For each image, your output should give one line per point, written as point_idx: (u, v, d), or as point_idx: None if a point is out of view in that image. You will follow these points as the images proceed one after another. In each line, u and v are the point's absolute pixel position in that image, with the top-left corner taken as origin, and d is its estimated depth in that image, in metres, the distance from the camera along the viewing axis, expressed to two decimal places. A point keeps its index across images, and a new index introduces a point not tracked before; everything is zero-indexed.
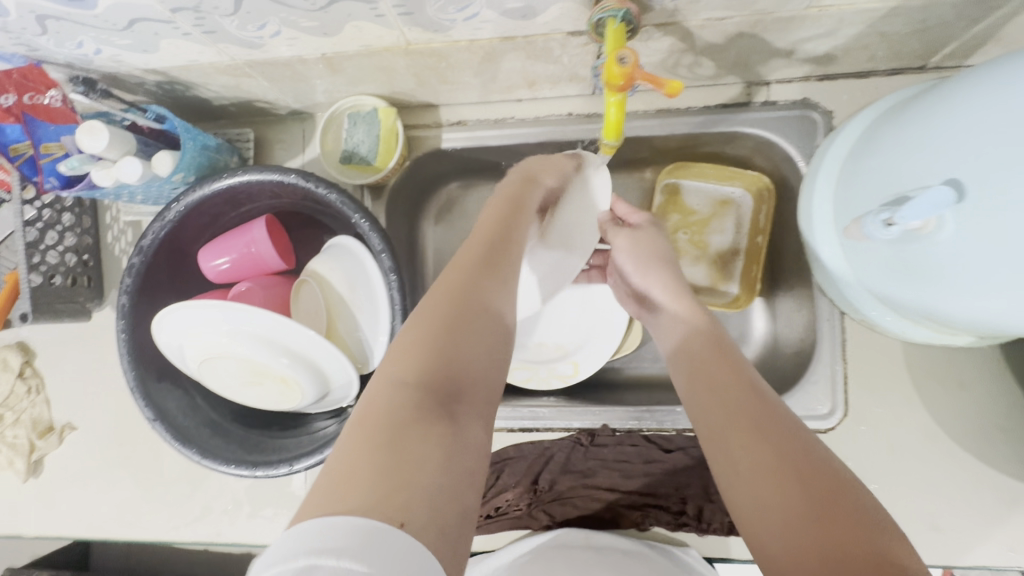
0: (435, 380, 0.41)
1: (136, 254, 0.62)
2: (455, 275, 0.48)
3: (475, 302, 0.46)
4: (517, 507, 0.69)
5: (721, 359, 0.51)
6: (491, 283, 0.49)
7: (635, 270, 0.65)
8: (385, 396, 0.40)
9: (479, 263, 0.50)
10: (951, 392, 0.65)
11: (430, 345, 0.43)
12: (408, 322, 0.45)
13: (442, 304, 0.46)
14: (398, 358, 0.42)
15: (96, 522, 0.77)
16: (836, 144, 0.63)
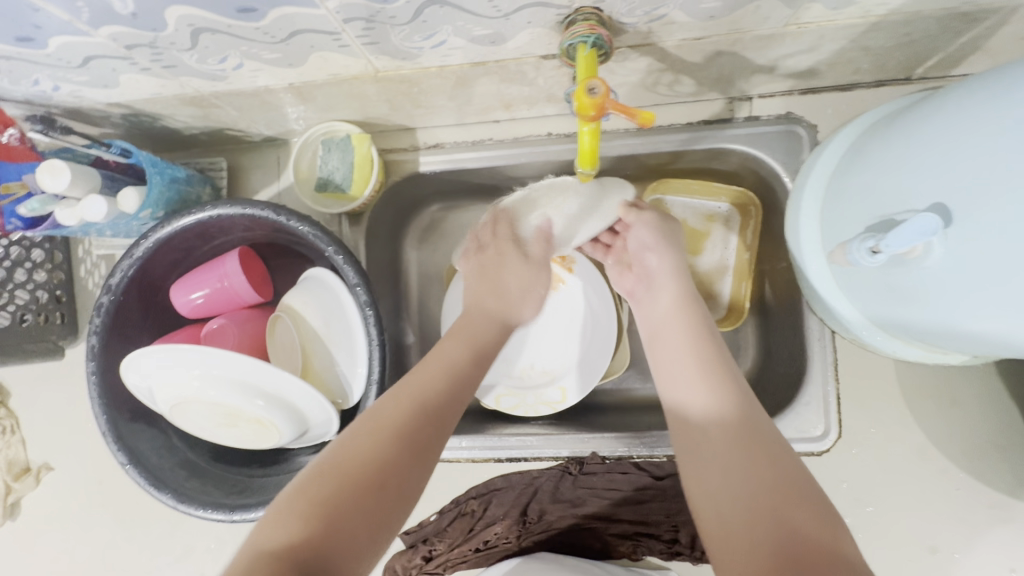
0: (305, 554, 0.40)
1: (105, 293, 0.60)
2: (369, 438, 0.48)
3: (381, 477, 0.46)
4: (507, 539, 0.68)
5: (705, 380, 0.52)
6: (415, 447, 0.49)
7: (654, 249, 0.64)
8: (247, 563, 0.40)
9: (399, 431, 0.49)
10: (946, 410, 0.63)
11: (333, 493, 0.44)
12: (305, 479, 0.46)
13: (348, 474, 0.45)
14: (273, 523, 0.42)
15: (76, 564, 0.75)
16: (821, 160, 0.61)
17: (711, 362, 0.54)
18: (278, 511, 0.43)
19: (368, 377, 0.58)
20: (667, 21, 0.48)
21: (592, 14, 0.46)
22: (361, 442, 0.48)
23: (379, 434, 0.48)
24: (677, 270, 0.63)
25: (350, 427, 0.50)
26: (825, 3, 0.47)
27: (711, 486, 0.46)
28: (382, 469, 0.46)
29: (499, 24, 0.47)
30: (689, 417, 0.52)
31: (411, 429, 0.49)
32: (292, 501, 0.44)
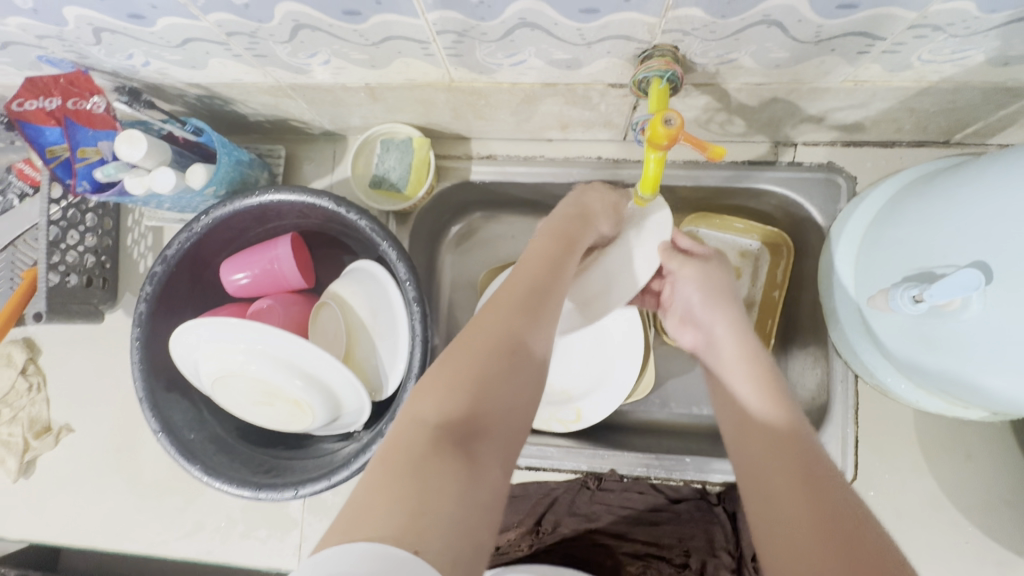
0: (461, 420, 0.42)
1: (159, 263, 0.62)
2: (484, 338, 0.47)
3: (507, 372, 0.46)
4: (519, 548, 0.68)
5: (758, 388, 0.54)
6: (512, 348, 0.47)
7: (698, 301, 0.64)
8: (412, 430, 0.41)
9: (512, 330, 0.49)
10: (960, 463, 0.65)
11: (465, 375, 0.45)
12: (432, 369, 0.46)
13: (472, 364, 0.45)
14: (424, 398, 0.43)
15: (84, 528, 0.75)
16: (860, 210, 0.64)
17: (762, 375, 0.55)
18: (426, 388, 0.44)
19: (406, 369, 0.60)
20: (735, 65, 0.52)
21: (669, 51, 0.49)
22: (469, 343, 0.47)
23: (483, 334, 0.48)
24: (733, 327, 0.61)
25: (461, 335, 0.49)
26: (884, 65, 0.50)
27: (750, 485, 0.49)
28: (512, 360, 0.47)
29: (580, 51, 0.50)
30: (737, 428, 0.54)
31: (515, 323, 0.49)
32: (428, 384, 0.45)
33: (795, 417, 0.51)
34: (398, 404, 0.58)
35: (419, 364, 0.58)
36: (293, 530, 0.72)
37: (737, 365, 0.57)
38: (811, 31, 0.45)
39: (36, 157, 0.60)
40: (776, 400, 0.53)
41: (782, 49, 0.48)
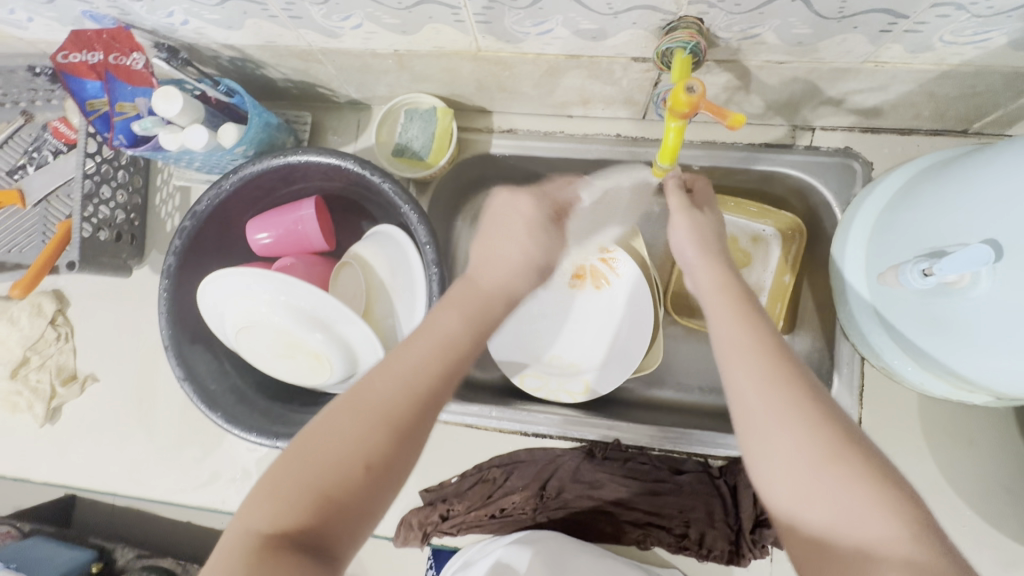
0: (301, 534, 0.38)
1: (189, 218, 0.64)
2: (357, 428, 0.42)
3: (375, 472, 0.41)
4: (523, 511, 0.70)
5: (829, 453, 0.38)
6: (407, 425, 0.43)
7: (693, 253, 0.58)
8: (247, 543, 0.37)
9: (392, 419, 0.42)
10: (962, 449, 0.66)
11: (319, 478, 0.40)
12: (284, 459, 0.41)
13: (325, 466, 0.40)
14: (262, 502, 0.39)
15: (105, 474, 0.78)
16: (875, 194, 0.65)
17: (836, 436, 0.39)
18: (267, 489, 0.40)
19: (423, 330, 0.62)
20: (758, 41, 0.53)
21: (693, 23, 0.50)
22: (349, 430, 0.41)
23: (366, 422, 0.42)
24: (722, 279, 0.53)
25: (327, 410, 0.43)
26: (906, 45, 0.51)
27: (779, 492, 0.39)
28: (377, 453, 0.41)
29: (606, 20, 0.51)
30: (752, 415, 0.42)
31: (399, 413, 0.43)
32: (281, 481, 0.40)
33: (902, 524, 0.35)
34: None
35: None
36: None
37: (754, 353, 0.44)
38: (835, 6, 0.46)
39: (76, 109, 0.64)
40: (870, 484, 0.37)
41: (805, 25, 0.49)
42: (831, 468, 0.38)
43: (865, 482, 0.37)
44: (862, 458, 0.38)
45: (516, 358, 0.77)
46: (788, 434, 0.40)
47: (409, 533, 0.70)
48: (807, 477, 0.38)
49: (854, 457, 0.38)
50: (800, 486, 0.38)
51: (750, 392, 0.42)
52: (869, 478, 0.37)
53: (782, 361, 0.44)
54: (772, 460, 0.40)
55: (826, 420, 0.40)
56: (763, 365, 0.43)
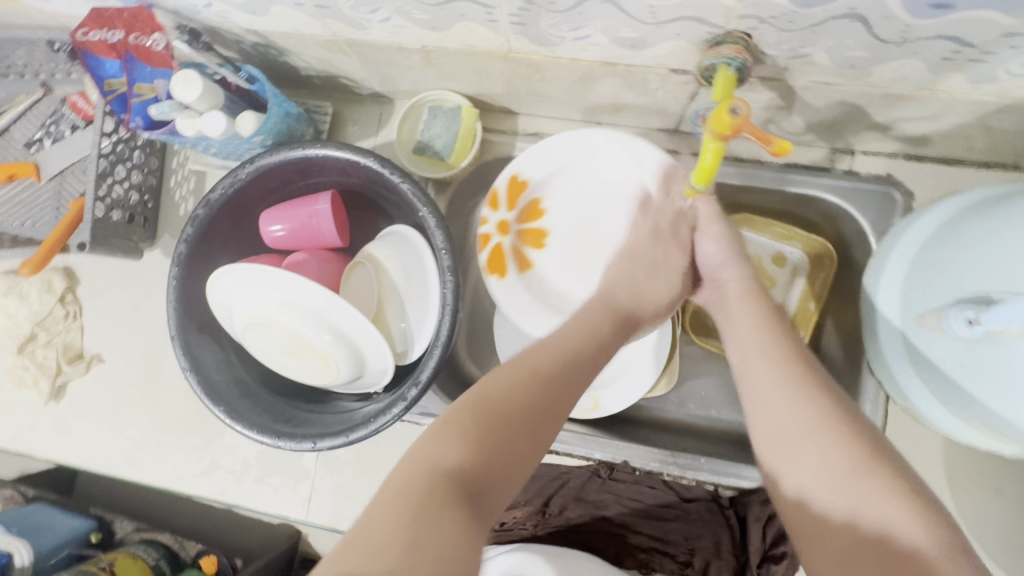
0: (473, 475, 0.40)
1: (202, 206, 0.63)
2: (513, 381, 0.45)
3: (537, 425, 0.44)
4: (523, 526, 0.69)
5: (823, 413, 0.45)
6: (560, 381, 0.47)
7: (718, 256, 0.59)
8: (424, 473, 0.39)
9: (550, 374, 0.47)
10: (986, 498, 0.63)
11: (491, 421, 0.43)
12: (459, 402, 0.44)
13: (499, 411, 0.43)
14: (446, 437, 0.42)
15: (106, 455, 0.78)
16: (915, 228, 0.61)
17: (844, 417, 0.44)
18: (446, 425, 0.43)
19: (432, 339, 0.59)
20: (807, 61, 0.50)
21: (741, 39, 0.47)
22: (512, 384, 0.45)
23: (527, 379, 0.46)
24: (746, 287, 0.56)
25: (496, 370, 0.47)
26: (967, 75, 0.48)
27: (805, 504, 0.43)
28: (540, 408, 0.45)
29: (648, 30, 0.49)
30: (776, 420, 0.46)
31: (560, 371, 0.47)
32: (458, 416, 0.43)
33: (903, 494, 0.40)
34: (423, 370, 0.58)
35: (446, 333, 0.58)
36: (304, 481, 0.73)
37: (769, 345, 0.50)
38: (897, 30, 0.43)
39: (95, 89, 0.62)
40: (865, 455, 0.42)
41: (861, 48, 0.46)
42: (862, 479, 0.41)
43: (899, 494, 0.40)
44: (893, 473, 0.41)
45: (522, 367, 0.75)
46: (813, 448, 0.44)
47: None
48: (835, 483, 0.42)
49: (883, 464, 0.42)
50: (833, 493, 0.42)
51: (776, 401, 0.47)
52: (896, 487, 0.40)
53: (816, 375, 0.47)
54: (800, 469, 0.44)
55: (860, 434, 0.44)
56: (796, 376, 0.47)
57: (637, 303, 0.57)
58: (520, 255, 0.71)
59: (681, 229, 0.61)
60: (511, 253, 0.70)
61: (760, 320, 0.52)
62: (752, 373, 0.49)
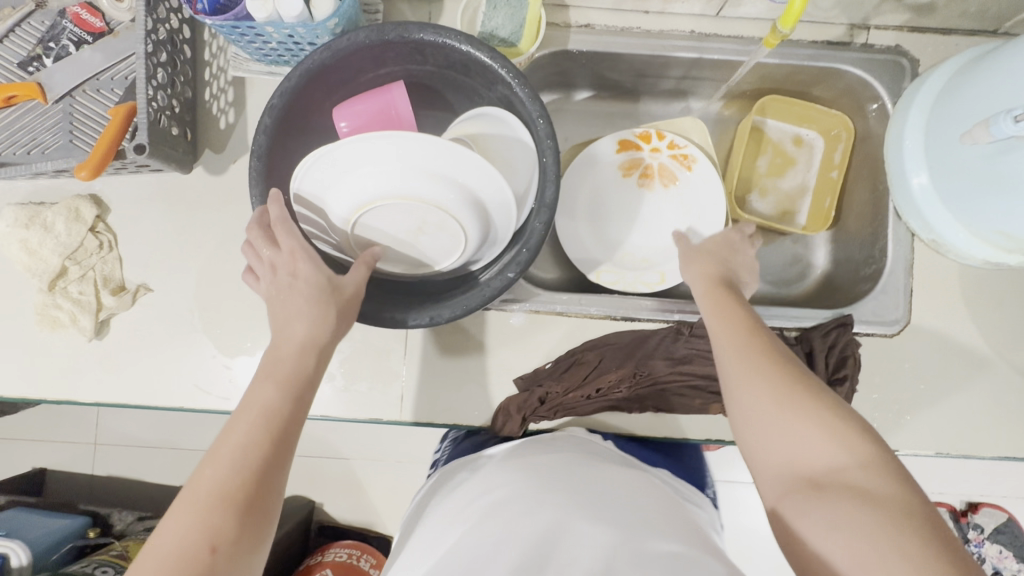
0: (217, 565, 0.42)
1: (278, 94, 0.61)
2: (233, 459, 0.46)
3: (244, 513, 0.45)
4: (616, 391, 0.72)
5: (752, 363, 0.55)
6: (282, 446, 0.48)
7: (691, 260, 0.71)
8: (171, 560, 0.42)
9: (253, 469, 0.46)
10: (993, 310, 0.75)
11: (228, 519, 0.44)
12: (185, 500, 0.45)
13: (229, 502, 0.44)
14: (185, 520, 0.44)
15: (168, 389, 0.73)
16: (927, 86, 0.72)
17: (766, 364, 0.55)
18: (190, 502, 0.45)
19: (534, 205, 0.61)
20: None
21: None
22: (212, 471, 0.46)
23: (225, 465, 0.46)
24: (705, 274, 0.67)
25: (210, 452, 0.47)
26: None
27: (757, 440, 0.53)
28: (246, 506, 0.45)
29: None
30: (732, 385, 0.56)
31: (263, 461, 0.47)
32: (196, 498, 0.45)
33: (837, 430, 0.49)
34: (530, 234, 0.61)
35: (551, 195, 0.60)
36: (394, 382, 0.73)
37: (720, 314, 0.61)
38: None
39: None
40: (778, 386, 0.53)
41: None
42: (789, 417, 0.51)
43: (836, 430, 0.50)
44: (822, 410, 0.51)
45: (585, 250, 0.81)
46: (756, 404, 0.53)
47: (507, 418, 0.72)
48: (773, 423, 0.52)
49: (813, 406, 0.51)
50: (768, 427, 0.52)
51: (730, 365, 0.56)
52: (825, 420, 0.50)
53: (755, 334, 0.58)
54: (744, 400, 0.54)
55: (804, 386, 0.53)
56: (746, 334, 0.58)
57: (303, 333, 0.53)
58: (646, 174, 0.83)
59: (284, 267, 0.56)
60: (656, 170, 0.83)
61: (713, 299, 0.63)
62: (722, 345, 0.58)
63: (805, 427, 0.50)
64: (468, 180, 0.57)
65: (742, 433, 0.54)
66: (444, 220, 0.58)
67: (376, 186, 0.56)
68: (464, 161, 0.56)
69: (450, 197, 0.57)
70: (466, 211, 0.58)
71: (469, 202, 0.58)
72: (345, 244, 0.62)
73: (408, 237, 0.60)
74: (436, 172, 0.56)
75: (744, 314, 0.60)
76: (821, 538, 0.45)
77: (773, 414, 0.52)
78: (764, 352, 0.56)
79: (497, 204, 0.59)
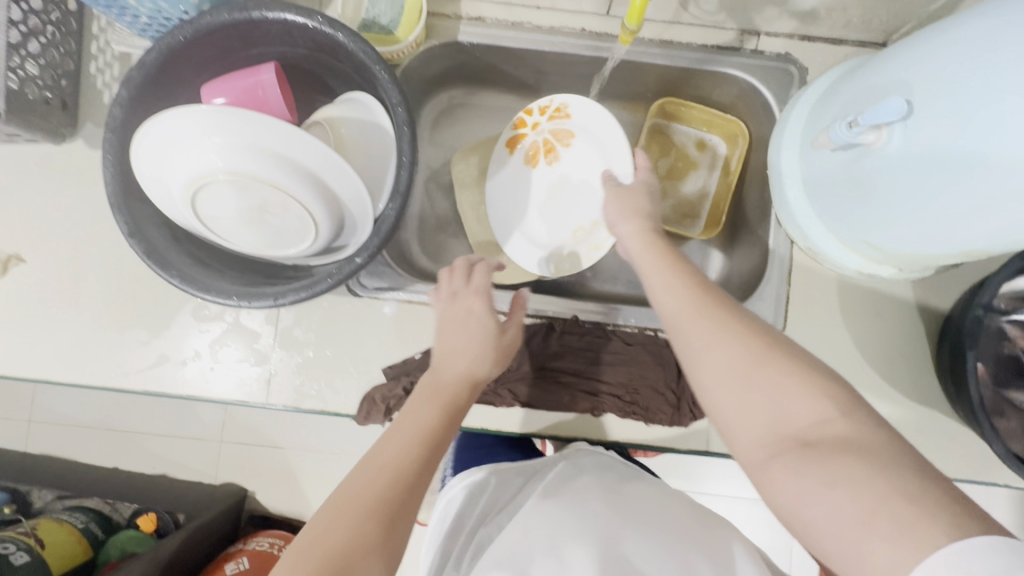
0: (402, 497, 0.50)
1: (136, 68, 0.60)
2: (429, 411, 0.57)
3: (429, 449, 0.55)
4: (484, 384, 0.72)
5: (704, 316, 0.53)
6: (460, 403, 0.60)
7: (616, 214, 0.67)
8: (377, 487, 0.50)
9: (451, 412, 0.59)
10: (870, 320, 0.76)
11: (427, 452, 0.54)
12: (403, 437, 0.55)
13: (419, 438, 0.55)
14: (405, 445, 0.54)
15: (36, 361, 0.72)
16: (806, 94, 0.72)
17: (722, 320, 0.52)
18: (413, 438, 0.55)
19: (390, 191, 0.61)
20: None
21: None
22: (417, 419, 0.56)
23: (430, 411, 0.57)
24: (642, 236, 0.63)
25: (403, 411, 0.58)
26: None
27: (728, 403, 0.49)
28: (431, 445, 0.55)
29: None
30: (694, 347, 0.52)
31: (444, 417, 0.58)
32: (402, 435, 0.55)
33: (812, 381, 0.47)
34: (383, 220, 0.61)
35: (404, 180, 0.60)
36: (264, 365, 0.73)
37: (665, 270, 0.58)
38: None
39: None
40: (740, 337, 0.50)
41: None
42: (762, 369, 0.48)
43: (812, 379, 0.47)
44: (793, 364, 0.48)
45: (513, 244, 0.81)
46: (721, 364, 0.50)
47: (371, 407, 0.71)
48: (743, 377, 0.49)
49: (782, 360, 0.49)
50: (737, 386, 0.49)
51: (688, 328, 0.53)
52: (799, 373, 0.48)
53: (705, 291, 0.55)
54: (707, 362, 0.51)
55: (763, 338, 0.51)
56: (696, 290, 0.55)
57: (467, 365, 0.62)
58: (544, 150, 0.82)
59: (462, 298, 0.66)
60: (552, 140, 0.82)
61: (657, 252, 0.61)
62: (670, 300, 0.56)
63: (778, 380, 0.48)
64: (307, 160, 0.56)
65: (708, 400, 0.51)
66: (285, 200, 0.57)
67: (208, 160, 0.54)
68: (299, 140, 0.55)
69: (287, 178, 0.55)
70: (306, 191, 0.57)
71: (310, 182, 0.57)
72: (186, 221, 0.60)
73: (248, 217, 0.58)
74: (270, 149, 0.54)
75: (691, 275, 0.57)
76: (818, 494, 0.42)
77: (736, 370, 0.49)
78: (718, 307, 0.53)
79: (341, 184, 0.58)
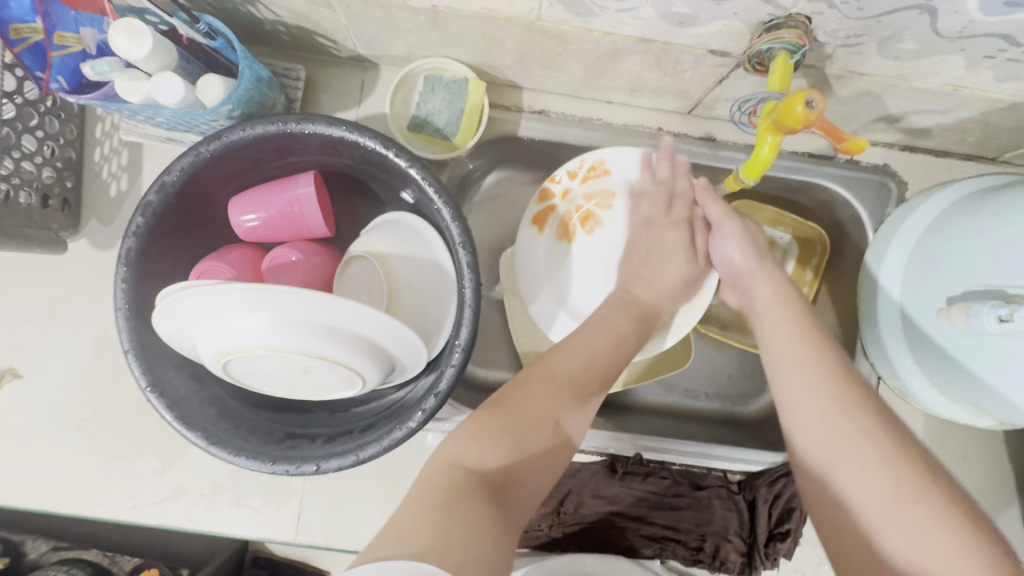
0: (603, 365, 0.50)
1: (155, 191, 0.51)
2: (622, 322, 0.54)
3: (629, 339, 0.53)
4: (537, 527, 0.67)
5: (841, 421, 0.44)
6: (647, 313, 0.57)
7: (741, 260, 0.57)
8: (563, 375, 0.48)
9: (643, 311, 0.56)
10: (955, 465, 0.69)
11: (611, 360, 0.51)
12: (613, 333, 0.53)
13: (615, 344, 0.52)
14: (579, 341, 0.51)
15: (32, 490, 0.64)
16: (911, 218, 0.63)
17: (864, 433, 0.43)
18: (622, 338, 0.53)
19: (447, 343, 0.53)
20: (855, 50, 0.48)
21: (801, 23, 0.44)
22: (603, 324, 0.54)
23: (624, 317, 0.55)
24: (777, 290, 0.54)
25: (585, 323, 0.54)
26: (998, 73, 0.48)
27: (852, 526, 0.41)
28: (628, 347, 0.53)
29: (704, 6, 0.44)
30: (827, 460, 0.43)
31: (634, 325, 0.55)
32: (589, 334, 0.52)
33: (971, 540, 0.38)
34: (439, 379, 0.51)
35: (465, 338, 0.50)
36: (291, 500, 0.66)
37: (796, 346, 0.49)
38: (959, 25, 0.42)
39: None
40: (890, 460, 0.41)
41: (914, 41, 0.45)
42: (908, 508, 0.40)
43: (973, 537, 0.38)
44: (951, 496, 0.40)
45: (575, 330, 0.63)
46: (857, 466, 0.42)
47: None
48: (881, 509, 0.40)
49: (937, 495, 0.40)
50: (870, 510, 0.41)
51: (820, 422, 0.45)
52: (953, 523, 0.38)
53: (853, 393, 0.45)
54: (839, 483, 0.43)
55: (916, 465, 0.41)
56: (833, 385, 0.46)
57: (656, 297, 0.58)
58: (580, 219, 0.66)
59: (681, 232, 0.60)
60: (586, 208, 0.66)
61: (794, 324, 0.50)
62: (792, 384, 0.47)
63: (926, 523, 0.39)
64: (361, 327, 0.48)
65: (823, 514, 0.44)
66: (331, 368, 0.49)
67: (246, 332, 0.46)
68: (350, 311, 0.47)
69: (339, 349, 0.48)
70: (357, 360, 0.49)
71: (361, 350, 0.49)
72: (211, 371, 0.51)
73: (291, 377, 0.50)
74: (317, 320, 0.47)
75: (833, 360, 0.48)
76: None
77: (878, 499, 0.41)
78: (862, 416, 0.44)
79: (397, 344, 0.50)
